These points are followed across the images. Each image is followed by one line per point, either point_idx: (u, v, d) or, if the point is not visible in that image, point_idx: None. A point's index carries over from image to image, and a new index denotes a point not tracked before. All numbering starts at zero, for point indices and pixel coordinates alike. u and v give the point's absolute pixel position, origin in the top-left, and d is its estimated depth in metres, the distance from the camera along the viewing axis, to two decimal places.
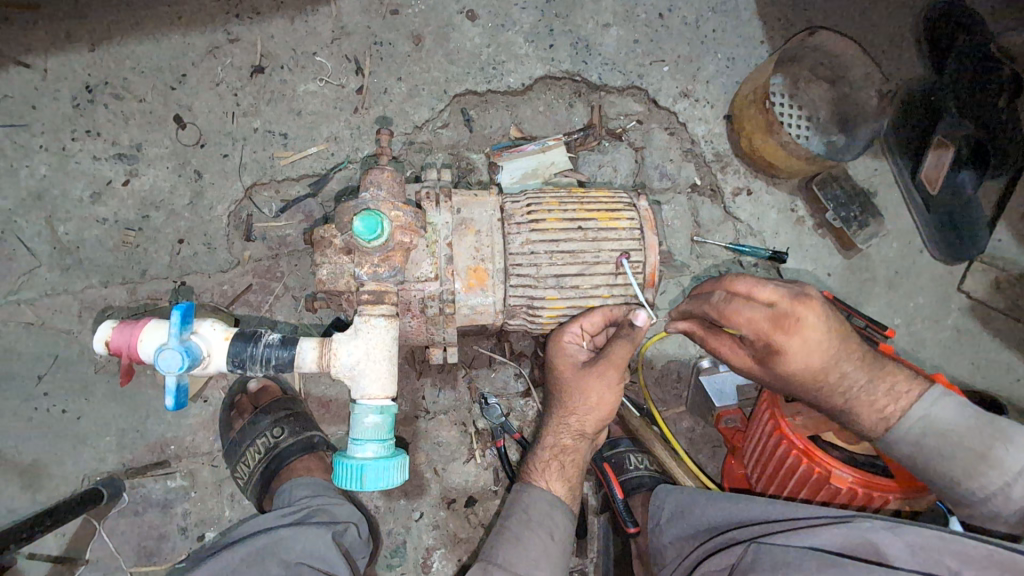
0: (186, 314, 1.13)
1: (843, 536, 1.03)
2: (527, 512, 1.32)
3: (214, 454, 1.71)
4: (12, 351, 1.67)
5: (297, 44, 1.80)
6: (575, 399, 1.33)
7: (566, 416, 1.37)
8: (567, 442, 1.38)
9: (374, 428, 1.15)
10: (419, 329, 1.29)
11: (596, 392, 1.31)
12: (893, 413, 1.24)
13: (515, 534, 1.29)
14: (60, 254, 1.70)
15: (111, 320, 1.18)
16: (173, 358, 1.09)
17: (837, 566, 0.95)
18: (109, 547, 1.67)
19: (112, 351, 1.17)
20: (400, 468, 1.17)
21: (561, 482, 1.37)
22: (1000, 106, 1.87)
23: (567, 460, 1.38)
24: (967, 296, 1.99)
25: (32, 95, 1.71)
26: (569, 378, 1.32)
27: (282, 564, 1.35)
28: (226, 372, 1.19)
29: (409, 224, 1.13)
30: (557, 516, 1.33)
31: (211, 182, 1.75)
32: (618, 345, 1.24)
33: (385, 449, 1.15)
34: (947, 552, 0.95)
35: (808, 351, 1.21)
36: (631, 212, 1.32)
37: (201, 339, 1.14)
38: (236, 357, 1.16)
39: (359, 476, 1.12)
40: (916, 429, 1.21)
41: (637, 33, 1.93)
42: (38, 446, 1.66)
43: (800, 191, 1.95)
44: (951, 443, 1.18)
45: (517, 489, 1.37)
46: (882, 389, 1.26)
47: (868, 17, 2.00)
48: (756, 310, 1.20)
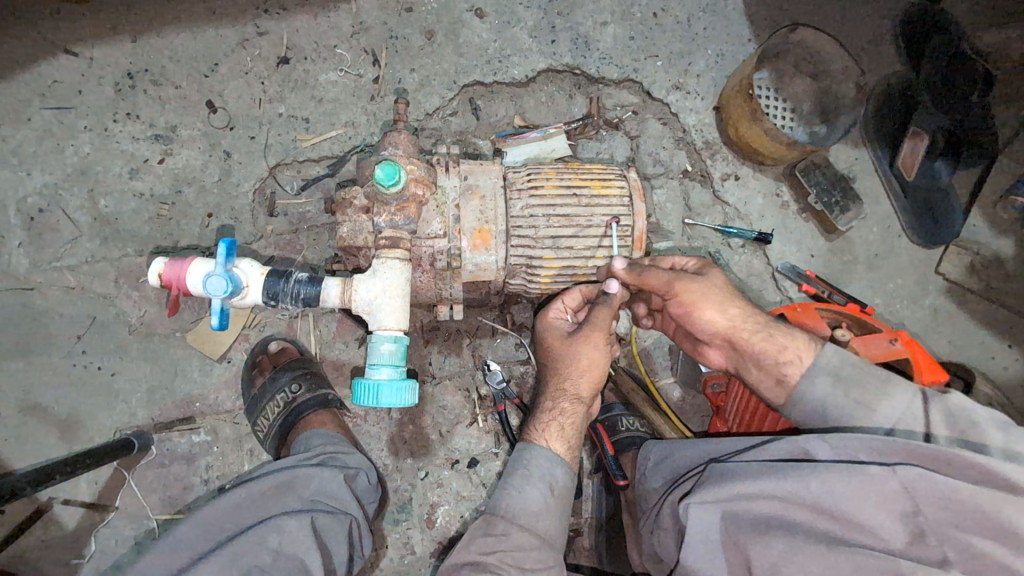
0: (230, 249, 1.30)
1: (780, 449, 1.17)
2: (528, 467, 1.42)
3: (235, 412, 1.84)
4: (54, 313, 1.82)
5: (319, 37, 1.96)
6: (568, 365, 1.47)
7: (560, 383, 1.49)
8: (566, 403, 1.47)
9: (388, 354, 1.29)
10: (428, 284, 1.43)
11: (586, 357, 1.45)
12: (807, 353, 1.30)
13: (517, 487, 1.40)
14: (100, 225, 1.85)
15: (162, 257, 1.34)
16: (219, 283, 1.25)
17: (775, 472, 1.10)
18: (137, 496, 1.80)
19: (163, 284, 1.33)
20: (411, 391, 1.31)
21: (561, 437, 1.45)
22: (972, 100, 2.04)
23: (563, 418, 1.46)
24: (944, 278, 2.11)
25: (79, 80, 1.87)
26: (561, 348, 1.48)
27: (300, 499, 1.49)
28: (260, 305, 1.35)
29: (422, 177, 1.29)
30: (559, 471, 1.42)
31: (238, 161, 1.91)
32: (598, 311, 1.41)
33: (398, 372, 1.30)
34: (863, 448, 1.08)
35: (714, 300, 1.35)
36: (621, 182, 1.47)
37: (241, 271, 1.30)
38: (270, 291, 1.32)
39: (376, 395, 1.27)
40: (835, 358, 1.27)
41: (632, 30, 2.08)
42: (76, 399, 1.80)
43: (785, 178, 2.09)
44: (863, 371, 1.24)
45: (521, 448, 1.46)
46: (782, 340, 1.32)
47: (848, 18, 2.15)
48: (658, 272, 1.38)
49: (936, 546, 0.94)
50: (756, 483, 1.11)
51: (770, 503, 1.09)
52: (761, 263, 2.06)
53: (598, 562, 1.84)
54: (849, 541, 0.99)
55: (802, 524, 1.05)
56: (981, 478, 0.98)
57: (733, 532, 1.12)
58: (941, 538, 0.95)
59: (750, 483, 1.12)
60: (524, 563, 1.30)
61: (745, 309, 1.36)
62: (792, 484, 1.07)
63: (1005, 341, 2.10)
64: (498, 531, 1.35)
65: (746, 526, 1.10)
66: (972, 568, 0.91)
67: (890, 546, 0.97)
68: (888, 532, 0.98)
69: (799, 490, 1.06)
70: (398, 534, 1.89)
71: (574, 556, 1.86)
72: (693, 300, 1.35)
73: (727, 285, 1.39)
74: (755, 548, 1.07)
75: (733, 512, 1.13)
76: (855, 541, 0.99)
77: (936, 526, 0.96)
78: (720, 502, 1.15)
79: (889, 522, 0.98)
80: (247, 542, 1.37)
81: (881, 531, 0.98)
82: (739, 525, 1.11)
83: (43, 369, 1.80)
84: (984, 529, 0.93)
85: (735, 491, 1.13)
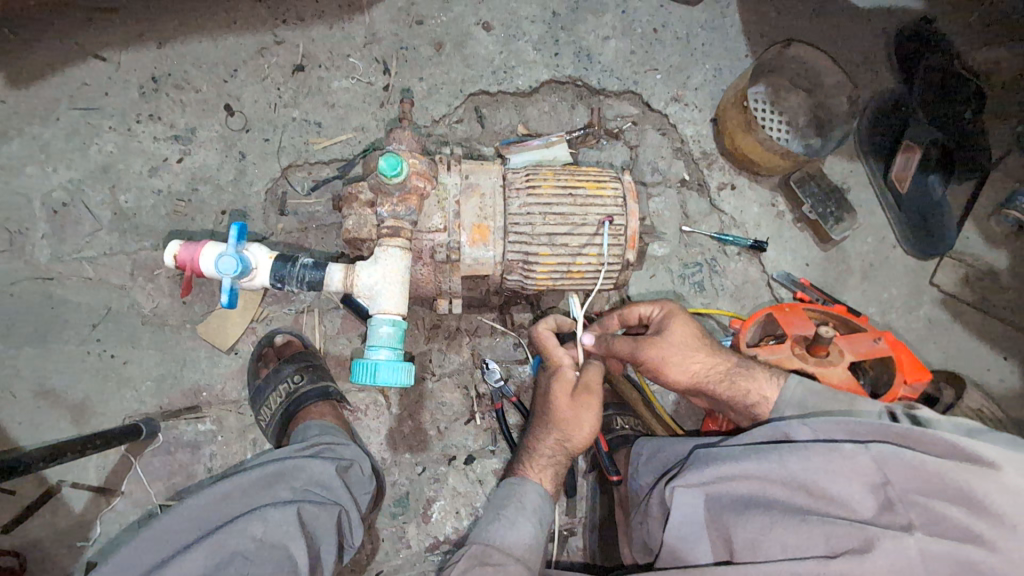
0: (241, 233, 1.37)
1: (764, 432, 1.28)
2: (523, 502, 1.54)
3: (240, 402, 1.90)
4: (72, 302, 1.90)
5: (334, 47, 2.06)
6: (567, 416, 1.55)
7: (563, 432, 1.57)
8: (561, 451, 1.58)
9: (387, 336, 1.35)
10: (429, 277, 1.50)
11: (583, 410, 1.54)
12: (770, 392, 1.43)
13: (510, 520, 1.50)
14: (119, 219, 1.94)
15: (179, 240, 1.40)
16: (230, 263, 1.32)
17: (757, 453, 1.22)
18: (142, 482, 1.86)
19: (178, 266, 1.39)
20: (407, 371, 1.37)
21: (552, 479, 1.60)
22: (966, 117, 2.10)
23: (555, 464, 1.60)
24: (939, 289, 2.13)
25: (106, 83, 1.98)
26: (562, 399, 1.54)
27: (290, 489, 1.55)
28: (268, 287, 1.41)
29: (424, 171, 1.36)
30: (546, 507, 1.57)
31: (253, 162, 2.00)
32: (588, 371, 1.53)
33: (395, 354, 1.35)
34: (840, 431, 1.22)
35: (676, 362, 1.47)
36: (615, 184, 1.53)
37: (251, 254, 1.37)
38: (277, 274, 1.38)
39: (373, 372, 1.33)
40: (799, 392, 1.40)
41: (633, 45, 2.17)
42: (89, 385, 1.87)
43: (780, 188, 2.14)
44: (827, 400, 1.37)
45: (515, 483, 1.57)
46: (745, 382, 1.45)
47: (843, 36, 2.23)
48: (620, 344, 1.50)
49: (902, 513, 1.06)
50: (740, 462, 1.22)
51: (753, 481, 1.20)
52: (756, 270, 2.11)
53: (591, 562, 1.85)
54: (823, 513, 1.11)
55: (780, 498, 1.16)
56: (949, 451, 1.10)
57: (717, 510, 1.22)
58: (909, 506, 1.06)
59: (734, 463, 1.23)
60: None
61: (707, 351, 1.48)
62: (773, 463, 1.19)
63: (1000, 353, 2.12)
64: (493, 560, 1.41)
65: (728, 505, 1.21)
66: (935, 531, 1.02)
67: (862, 516, 1.09)
68: (859, 502, 1.10)
69: (779, 468, 1.17)
70: (393, 528, 1.92)
71: (567, 555, 1.89)
72: (656, 367, 1.48)
73: (691, 335, 1.49)
74: (736, 522, 1.17)
75: (717, 490, 1.24)
76: (829, 512, 1.11)
77: (903, 496, 1.07)
78: (706, 482, 1.26)
79: (861, 494, 1.10)
80: (229, 534, 1.42)
81: (853, 502, 1.10)
82: (722, 502, 1.22)
83: (59, 356, 1.87)
84: (947, 496, 1.04)
85: (720, 471, 1.24)
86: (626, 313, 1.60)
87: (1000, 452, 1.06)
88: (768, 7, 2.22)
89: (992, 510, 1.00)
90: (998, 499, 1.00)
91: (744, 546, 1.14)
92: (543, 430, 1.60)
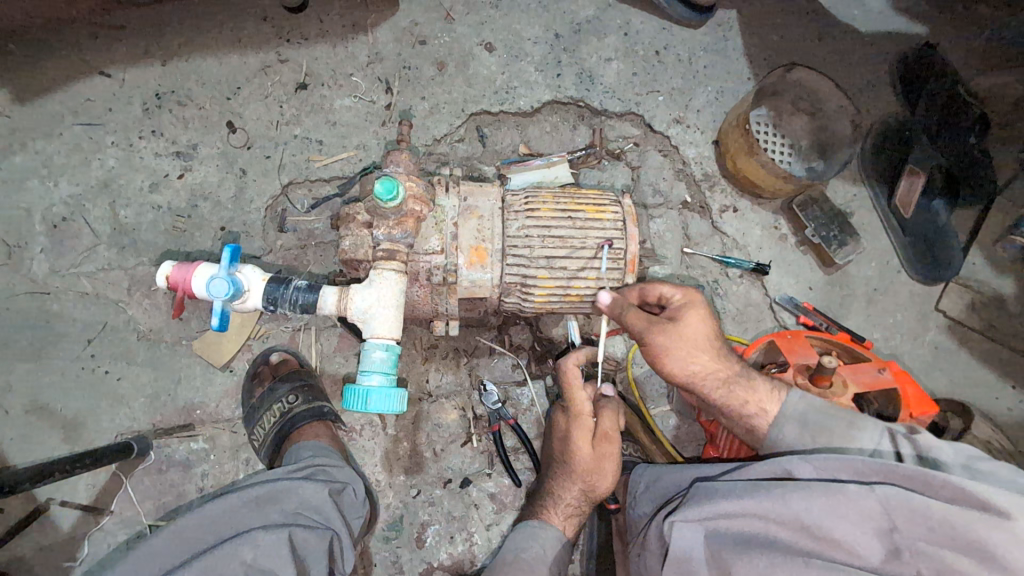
0: (235, 255, 1.36)
1: (765, 468, 1.24)
2: (543, 549, 1.58)
3: (234, 421, 1.88)
4: (68, 317, 1.89)
5: (337, 66, 2.07)
6: (589, 466, 1.61)
7: (584, 481, 1.62)
8: (585, 501, 1.64)
9: (380, 361, 1.34)
10: (425, 300, 1.48)
11: (604, 459, 1.61)
12: (770, 404, 1.40)
13: (530, 568, 1.54)
14: (118, 234, 1.94)
15: (173, 260, 1.40)
16: (222, 286, 1.30)
17: (758, 490, 1.18)
18: (132, 501, 1.83)
19: (170, 286, 1.39)
20: (400, 398, 1.35)
21: (572, 528, 1.65)
22: (971, 142, 2.07)
23: (577, 512, 1.65)
24: (944, 315, 2.11)
25: (110, 99, 1.99)
26: (583, 449, 1.60)
27: (282, 512, 1.52)
28: (260, 309, 1.40)
29: (420, 194, 1.35)
30: (565, 553, 1.62)
31: (253, 179, 1.99)
32: (605, 414, 1.60)
33: (388, 380, 1.34)
34: (844, 469, 1.17)
35: (679, 356, 1.41)
36: (615, 207, 1.53)
37: (244, 277, 1.36)
38: (270, 296, 1.38)
39: (365, 399, 1.32)
40: (801, 407, 1.38)
41: (635, 67, 2.17)
42: (82, 401, 1.85)
43: (783, 211, 2.12)
44: (828, 417, 1.35)
45: (537, 527, 1.61)
46: (742, 392, 1.41)
47: (844, 60, 2.23)
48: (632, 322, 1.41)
49: (910, 562, 1.02)
50: (741, 499, 1.18)
51: (754, 520, 1.16)
52: (759, 294, 2.08)
53: None
54: (827, 557, 1.07)
55: (783, 539, 1.12)
56: (957, 496, 1.05)
57: (717, 547, 1.18)
58: (916, 555, 1.02)
59: (735, 500, 1.18)
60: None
61: (717, 352, 1.43)
62: (774, 502, 1.14)
63: (1008, 381, 2.08)
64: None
65: (729, 543, 1.17)
66: None
67: (868, 563, 1.05)
68: (865, 547, 1.06)
69: (782, 508, 1.13)
70: (387, 552, 1.88)
71: None
72: (658, 354, 1.41)
73: (704, 334, 1.42)
74: (738, 562, 1.12)
75: (718, 528, 1.20)
76: (834, 557, 1.06)
77: (910, 544, 1.03)
78: (706, 519, 1.22)
79: (867, 539, 1.06)
80: (219, 555, 1.39)
81: (859, 547, 1.06)
82: (722, 539, 1.18)
83: (53, 371, 1.85)
84: (956, 546, 1.00)
85: (721, 509, 1.20)
86: (647, 291, 1.50)
87: (1012, 498, 1.01)
88: (770, 30, 2.23)
89: (1002, 563, 0.95)
90: (1010, 552, 0.95)
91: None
92: (566, 478, 1.63)
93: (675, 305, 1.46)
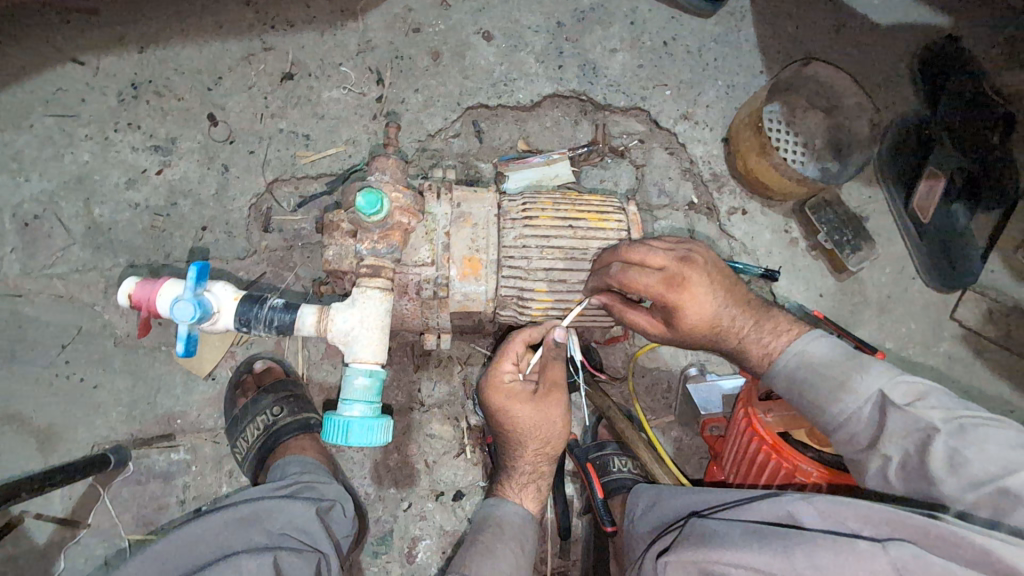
0: (202, 272, 1.26)
1: (765, 510, 1.09)
2: (502, 524, 1.45)
3: (216, 431, 1.79)
4: (40, 321, 1.79)
5: (325, 55, 1.95)
6: (534, 425, 1.42)
7: (531, 445, 1.45)
8: (539, 459, 1.49)
9: (362, 389, 1.26)
10: (415, 313, 1.40)
11: (552, 412, 1.41)
12: (773, 351, 1.35)
13: (488, 547, 1.39)
14: (93, 233, 1.84)
15: (135, 276, 1.30)
16: (187, 309, 1.20)
17: (757, 539, 1.01)
18: (111, 513, 1.75)
19: (134, 304, 1.29)
20: (383, 429, 1.27)
21: (533, 496, 1.53)
22: (993, 140, 1.96)
23: (535, 478, 1.52)
24: (960, 324, 2.02)
25: (83, 89, 1.87)
26: (525, 410, 1.39)
27: (265, 533, 1.43)
28: (232, 330, 1.31)
29: (408, 206, 1.26)
30: (529, 527, 1.48)
31: (236, 175, 1.88)
32: (551, 365, 1.39)
33: (371, 410, 1.26)
34: (852, 515, 1.00)
35: (700, 306, 1.30)
36: (619, 215, 1.44)
37: (213, 296, 1.26)
38: (243, 316, 1.29)
39: (345, 432, 1.23)
40: (793, 363, 1.31)
41: (641, 58, 2.05)
42: (56, 410, 1.76)
43: (794, 214, 2.02)
44: (818, 376, 1.25)
45: (492, 504, 1.51)
46: (752, 339, 1.37)
47: (863, 53, 2.10)
48: (647, 278, 1.27)
49: None
50: (738, 550, 1.01)
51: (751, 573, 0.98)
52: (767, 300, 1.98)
53: None
54: None
55: None
56: (977, 559, 0.88)
57: None
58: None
59: (731, 551, 1.01)
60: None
61: (726, 306, 1.34)
62: (776, 555, 0.97)
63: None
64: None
65: None
66: None
67: None
68: None
69: (784, 561, 0.95)
70: (376, 568, 1.81)
71: None
72: (678, 308, 1.29)
73: (716, 286, 1.32)
74: None
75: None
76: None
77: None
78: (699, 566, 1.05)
79: None
80: None
81: None
82: None
83: (25, 378, 1.77)
84: None
85: (715, 559, 1.03)
86: (626, 254, 1.30)
87: None
88: (785, 20, 2.10)
89: None
90: None
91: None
92: (516, 448, 1.47)
93: (670, 268, 1.28)
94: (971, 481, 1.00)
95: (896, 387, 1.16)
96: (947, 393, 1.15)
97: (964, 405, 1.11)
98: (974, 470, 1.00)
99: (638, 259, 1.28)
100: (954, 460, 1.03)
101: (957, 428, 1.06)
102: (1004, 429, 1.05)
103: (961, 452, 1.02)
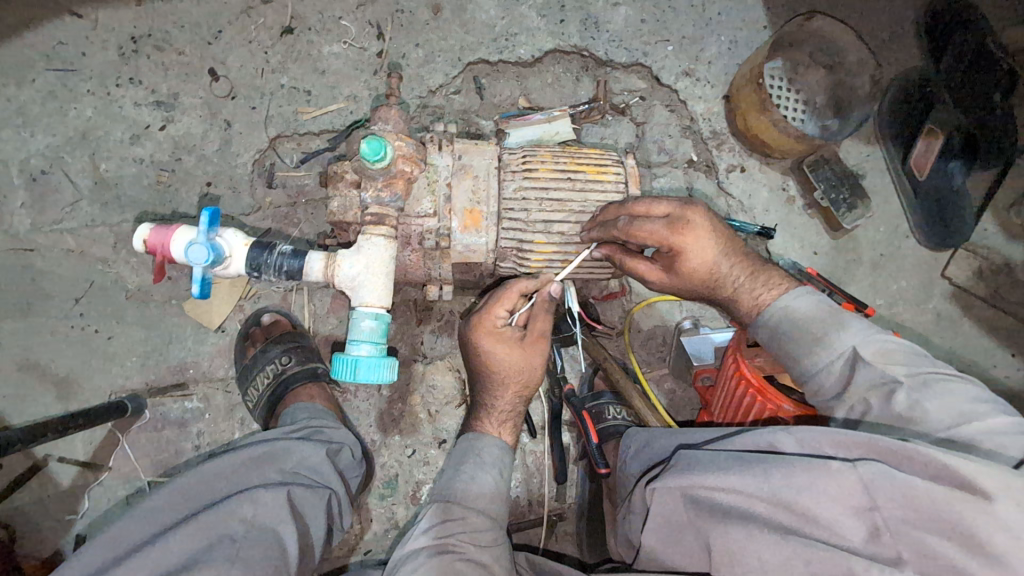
0: (214, 219, 1.30)
1: (748, 441, 1.16)
2: (482, 455, 1.52)
3: (227, 381, 1.87)
4: (52, 274, 1.84)
5: (324, 8, 1.93)
6: (518, 368, 1.49)
7: (512, 385, 1.52)
8: (519, 402, 1.57)
9: (369, 331, 1.31)
10: (418, 264, 1.45)
11: (536, 361, 1.49)
12: (763, 303, 1.39)
13: (471, 476, 1.48)
14: (100, 189, 1.86)
15: (149, 222, 1.34)
16: (200, 252, 1.25)
17: (737, 464, 1.09)
18: (130, 458, 1.84)
19: (148, 250, 1.34)
20: (389, 368, 1.33)
21: (510, 433, 1.60)
22: (994, 101, 1.92)
23: (513, 416, 1.59)
24: (950, 282, 2.06)
25: (83, 43, 1.87)
26: (514, 356, 1.47)
27: (280, 471, 1.51)
28: (243, 275, 1.36)
29: (410, 154, 1.29)
30: (507, 459, 1.55)
31: (238, 131, 1.90)
32: (539, 317, 1.46)
33: (377, 350, 1.32)
34: (828, 441, 1.06)
35: (701, 253, 1.35)
36: (618, 168, 1.47)
37: (224, 242, 1.31)
38: (253, 262, 1.33)
39: (354, 369, 1.29)
40: (777, 316, 1.35)
41: (644, 13, 2.03)
42: (74, 360, 1.83)
43: (792, 172, 2.04)
44: (802, 329, 1.29)
45: (471, 438, 1.56)
46: (746, 292, 1.41)
47: (869, 9, 2.08)
48: (653, 224, 1.30)
49: (891, 544, 0.91)
50: (719, 474, 1.09)
51: (731, 495, 1.07)
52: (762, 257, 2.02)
53: (578, 547, 1.86)
54: (804, 534, 0.98)
55: (761, 514, 1.03)
56: (938, 474, 0.92)
57: (694, 515, 1.12)
58: (897, 536, 0.92)
59: (714, 476, 1.10)
60: (480, 541, 1.37)
61: (727, 257, 1.39)
62: (754, 477, 1.05)
63: (1008, 349, 2.07)
64: (456, 516, 1.39)
65: (706, 511, 1.10)
66: (926, 569, 0.88)
67: (847, 543, 0.94)
68: (844, 526, 0.95)
69: (759, 482, 1.04)
70: (382, 509, 1.90)
71: (555, 539, 1.88)
72: (681, 251, 1.33)
73: (723, 237, 1.37)
74: (716, 533, 1.06)
75: (695, 498, 1.13)
76: (812, 534, 0.97)
77: (892, 524, 0.92)
78: (685, 488, 1.15)
79: (845, 518, 0.95)
80: (216, 515, 1.36)
81: (836, 526, 0.96)
82: (700, 513, 1.11)
83: (42, 329, 1.83)
84: (939, 529, 0.89)
85: (698, 483, 1.12)
86: (631, 206, 1.36)
87: (1002, 477, 0.87)
88: None
89: (987, 548, 0.84)
90: (995, 538, 0.84)
91: (723, 559, 1.05)
92: (500, 389, 1.53)
93: (674, 218, 1.32)
94: (929, 430, 1.07)
95: (869, 345, 1.21)
96: (918, 351, 1.20)
97: (930, 363, 1.17)
98: (932, 420, 1.07)
99: (643, 210, 1.34)
100: (913, 409, 1.09)
101: (920, 382, 1.12)
102: (965, 383, 1.11)
103: (921, 404, 1.08)
